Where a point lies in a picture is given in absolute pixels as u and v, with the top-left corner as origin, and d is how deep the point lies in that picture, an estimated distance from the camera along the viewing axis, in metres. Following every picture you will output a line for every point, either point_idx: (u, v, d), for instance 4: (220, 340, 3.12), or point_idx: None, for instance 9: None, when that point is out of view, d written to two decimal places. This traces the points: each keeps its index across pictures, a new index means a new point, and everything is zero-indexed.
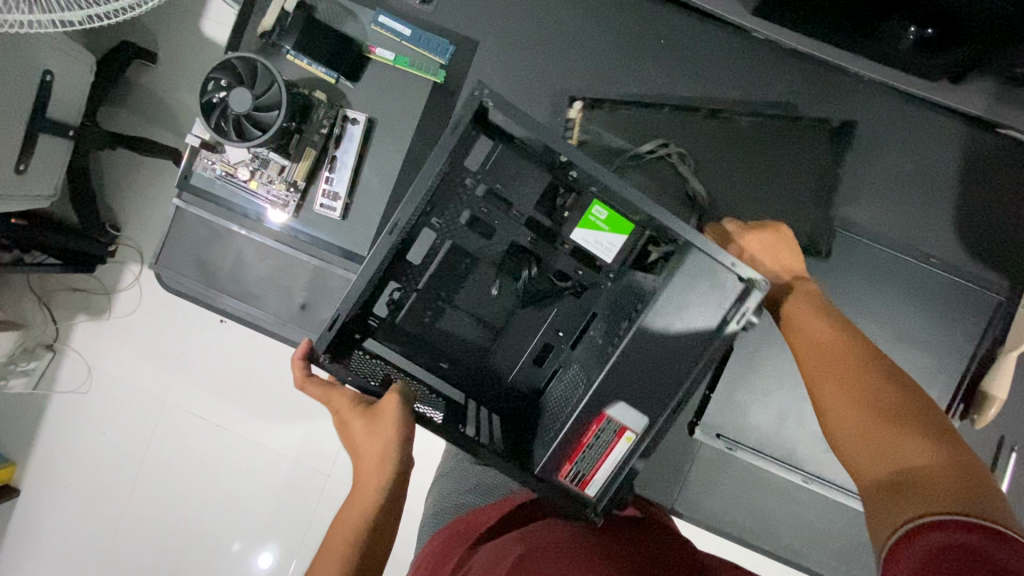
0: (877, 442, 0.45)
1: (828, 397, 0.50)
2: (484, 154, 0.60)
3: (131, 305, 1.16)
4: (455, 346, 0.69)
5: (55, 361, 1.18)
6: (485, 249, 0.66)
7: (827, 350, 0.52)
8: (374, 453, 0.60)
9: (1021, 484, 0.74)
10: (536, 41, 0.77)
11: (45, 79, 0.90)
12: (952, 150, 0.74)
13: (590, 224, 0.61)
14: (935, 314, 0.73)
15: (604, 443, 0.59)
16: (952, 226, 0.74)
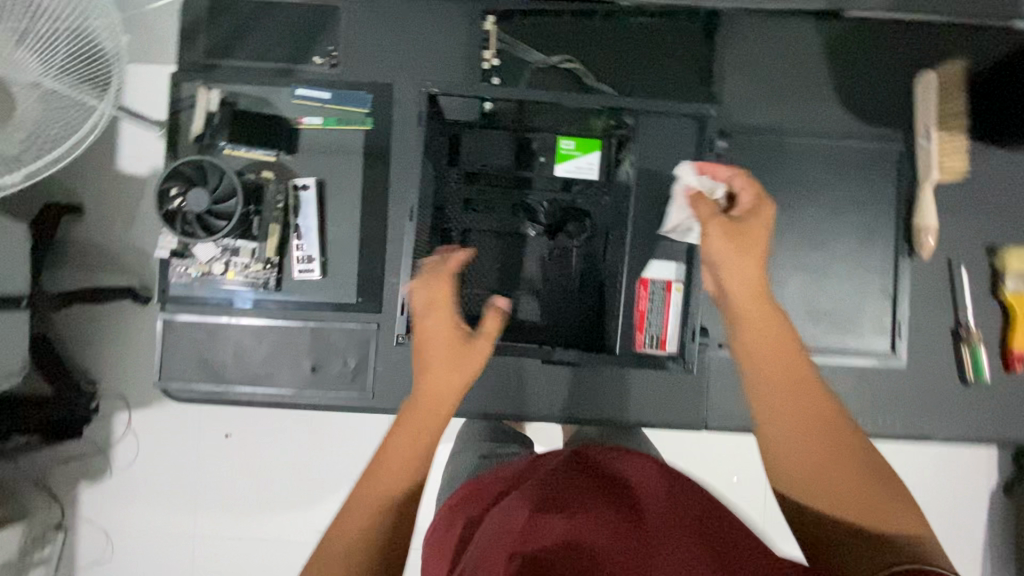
0: (829, 468, 0.47)
1: (777, 434, 0.48)
2: (461, 144, 0.84)
3: (131, 454, 1.12)
4: (508, 306, 0.85)
5: (69, 538, 1.12)
6: (498, 221, 0.85)
7: (767, 377, 0.50)
8: (451, 380, 0.58)
9: (978, 293, 0.85)
10: (440, 65, 0.84)
11: None
12: (814, 41, 0.86)
13: (565, 156, 0.82)
14: (848, 179, 0.85)
15: (658, 296, 0.79)
16: (837, 103, 0.85)
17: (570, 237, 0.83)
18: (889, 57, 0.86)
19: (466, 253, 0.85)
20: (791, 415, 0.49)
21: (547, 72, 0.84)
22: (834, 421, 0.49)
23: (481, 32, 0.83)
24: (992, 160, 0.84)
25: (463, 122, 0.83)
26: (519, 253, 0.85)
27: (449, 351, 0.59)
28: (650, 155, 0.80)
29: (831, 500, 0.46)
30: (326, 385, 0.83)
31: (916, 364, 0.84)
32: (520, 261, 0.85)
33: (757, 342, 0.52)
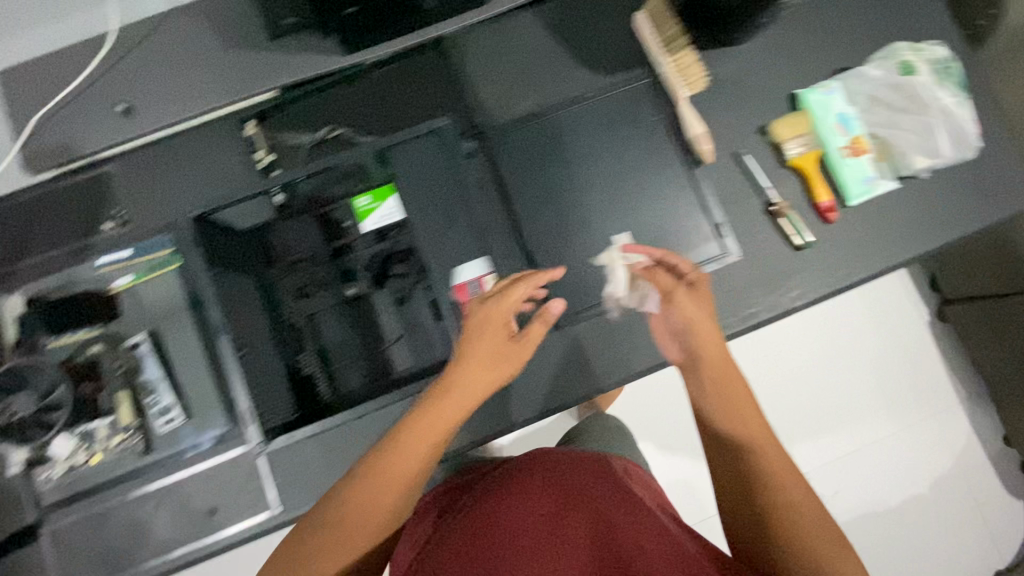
0: (803, 506, 0.59)
1: (764, 461, 0.61)
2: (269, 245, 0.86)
3: None
4: (378, 365, 0.86)
5: None
6: (334, 295, 0.87)
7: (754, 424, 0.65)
8: (482, 376, 0.68)
9: (771, 168, 0.92)
10: (220, 180, 0.87)
11: None
12: (537, 26, 0.94)
13: (366, 211, 0.86)
14: (618, 126, 0.93)
15: (478, 295, 0.83)
16: (582, 68, 0.94)
17: (401, 278, 0.87)
18: (604, 11, 0.95)
19: (321, 334, 0.86)
20: (768, 450, 0.63)
21: (320, 147, 0.88)
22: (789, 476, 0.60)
23: (247, 139, 0.88)
24: (724, 60, 0.94)
25: (259, 225, 0.86)
26: (368, 312, 0.87)
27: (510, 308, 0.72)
28: (418, 180, 0.85)
29: (793, 524, 0.57)
30: (233, 520, 0.81)
31: (750, 250, 0.91)
32: (374, 317, 0.87)
33: (719, 383, 0.69)
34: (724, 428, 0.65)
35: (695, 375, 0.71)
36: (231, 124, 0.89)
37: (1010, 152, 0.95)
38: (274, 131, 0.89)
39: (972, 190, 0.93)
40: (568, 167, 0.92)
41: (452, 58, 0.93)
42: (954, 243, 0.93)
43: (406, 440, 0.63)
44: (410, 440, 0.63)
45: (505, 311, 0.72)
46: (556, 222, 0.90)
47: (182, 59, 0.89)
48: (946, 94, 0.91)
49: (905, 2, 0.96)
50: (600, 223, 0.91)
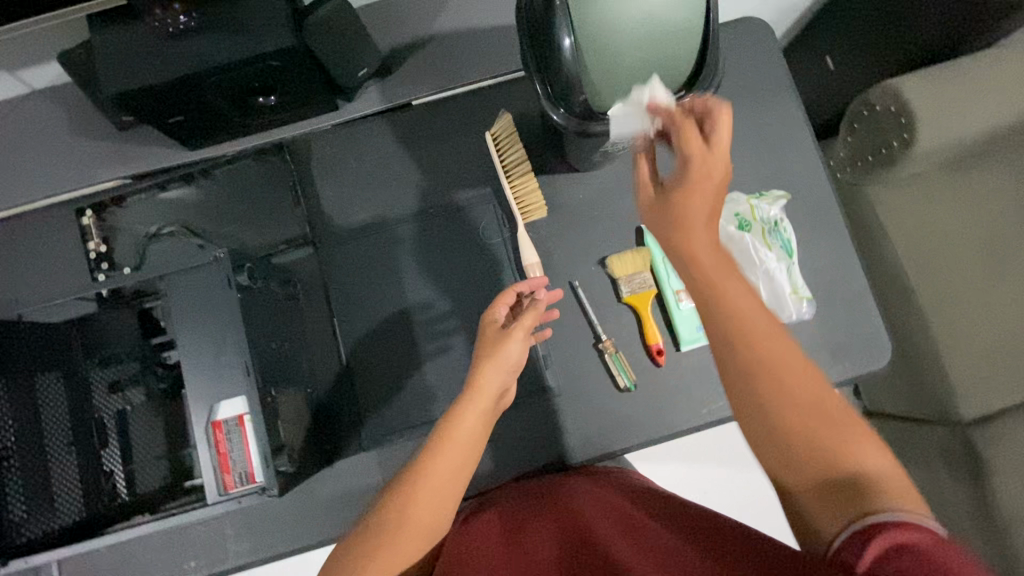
0: (805, 410, 0.56)
1: (762, 369, 0.57)
2: (86, 339, 0.87)
3: None
4: (175, 469, 0.86)
5: None
6: (145, 393, 0.88)
7: (762, 324, 0.57)
8: (470, 429, 0.72)
9: (606, 302, 0.90)
10: (55, 265, 0.90)
11: None
12: (387, 134, 0.93)
13: None
14: (458, 243, 0.92)
15: (236, 441, 0.69)
16: (428, 182, 0.93)
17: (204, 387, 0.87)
18: (458, 123, 0.93)
19: (125, 431, 0.87)
20: (778, 341, 0.57)
21: (152, 242, 0.90)
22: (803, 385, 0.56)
23: (82, 228, 0.89)
24: (575, 185, 0.92)
25: (74, 321, 0.87)
26: (175, 412, 0.88)
27: (503, 341, 0.77)
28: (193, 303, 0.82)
29: (780, 434, 0.56)
30: None
31: (569, 386, 0.89)
32: (181, 418, 0.88)
33: (741, 310, 0.57)
34: (756, 347, 0.57)
35: (718, 294, 0.57)
36: (71, 211, 0.90)
37: (871, 308, 0.88)
38: (111, 222, 0.90)
39: (821, 346, 0.87)
40: (400, 281, 0.91)
41: (298, 161, 0.94)
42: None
43: (421, 489, 0.68)
44: (435, 470, 0.69)
45: (506, 348, 0.76)
46: (378, 338, 0.89)
47: (24, 140, 0.89)
48: (763, 244, 0.86)
49: (772, 141, 0.92)
50: (425, 342, 0.89)
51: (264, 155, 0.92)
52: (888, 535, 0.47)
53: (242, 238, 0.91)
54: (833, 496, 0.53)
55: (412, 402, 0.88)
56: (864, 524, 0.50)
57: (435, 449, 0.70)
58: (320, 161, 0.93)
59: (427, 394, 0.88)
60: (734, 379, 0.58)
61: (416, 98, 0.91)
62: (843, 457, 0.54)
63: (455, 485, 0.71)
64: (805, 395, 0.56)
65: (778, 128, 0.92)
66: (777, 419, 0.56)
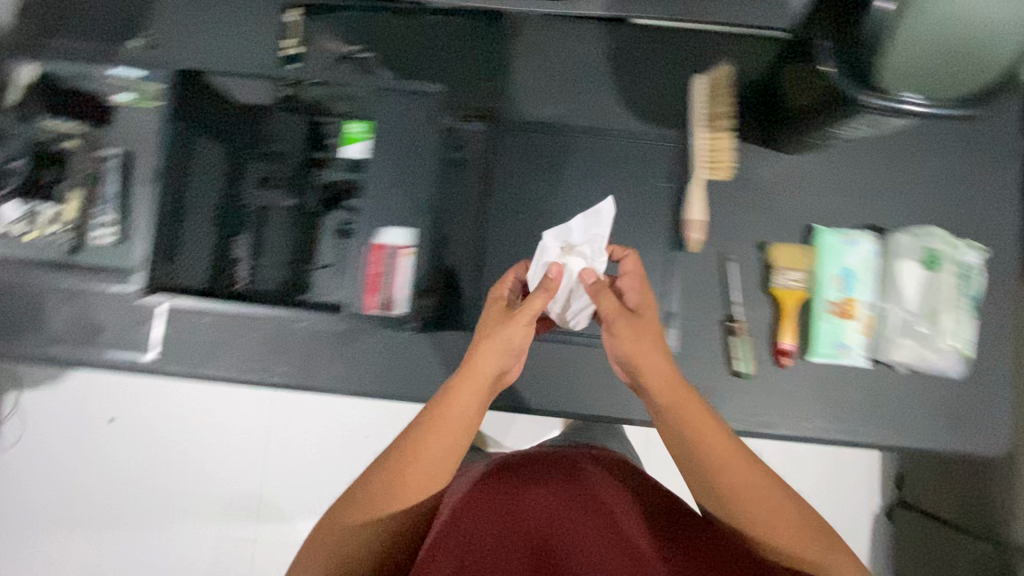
0: (774, 517, 0.60)
1: (728, 489, 0.60)
2: (258, 126, 0.89)
3: (97, 396, 1.62)
4: (298, 279, 0.88)
5: (56, 455, 1.62)
6: (289, 198, 0.89)
7: (730, 444, 0.62)
8: (468, 403, 0.63)
9: (750, 285, 0.87)
10: (244, 48, 0.90)
11: None
12: (603, 42, 0.90)
13: (350, 138, 0.88)
14: (631, 173, 0.89)
15: (390, 263, 0.85)
16: (623, 104, 0.90)
17: (350, 211, 0.87)
18: (673, 58, 0.89)
19: (262, 226, 0.89)
20: (754, 490, 0.60)
21: (342, 61, 0.89)
22: (788, 505, 0.60)
23: (285, 26, 0.90)
24: (768, 161, 0.87)
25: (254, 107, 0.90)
26: (311, 228, 0.88)
27: (523, 321, 0.66)
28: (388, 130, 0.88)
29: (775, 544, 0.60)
30: (111, 345, 0.86)
31: (684, 351, 0.87)
32: (314, 238, 0.88)
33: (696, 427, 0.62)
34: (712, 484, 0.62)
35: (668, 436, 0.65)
36: (277, 5, 0.91)
37: (1007, 393, 0.85)
38: (310, 28, 0.90)
39: (940, 412, 0.85)
40: (561, 188, 0.89)
41: (502, 35, 0.90)
42: (880, 450, 0.87)
43: (396, 469, 0.60)
44: (431, 446, 0.60)
45: (519, 327, 0.66)
46: (520, 236, 0.87)
47: None
48: (915, 310, 0.83)
49: (976, 194, 0.87)
50: None
51: (474, 19, 0.91)
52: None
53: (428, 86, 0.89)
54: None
55: (530, 308, 0.87)
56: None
57: (427, 423, 0.62)
58: (523, 39, 0.90)
59: None
60: (711, 489, 0.62)
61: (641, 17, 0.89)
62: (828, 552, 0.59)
63: (448, 465, 0.62)
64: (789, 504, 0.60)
65: (985, 185, 0.87)
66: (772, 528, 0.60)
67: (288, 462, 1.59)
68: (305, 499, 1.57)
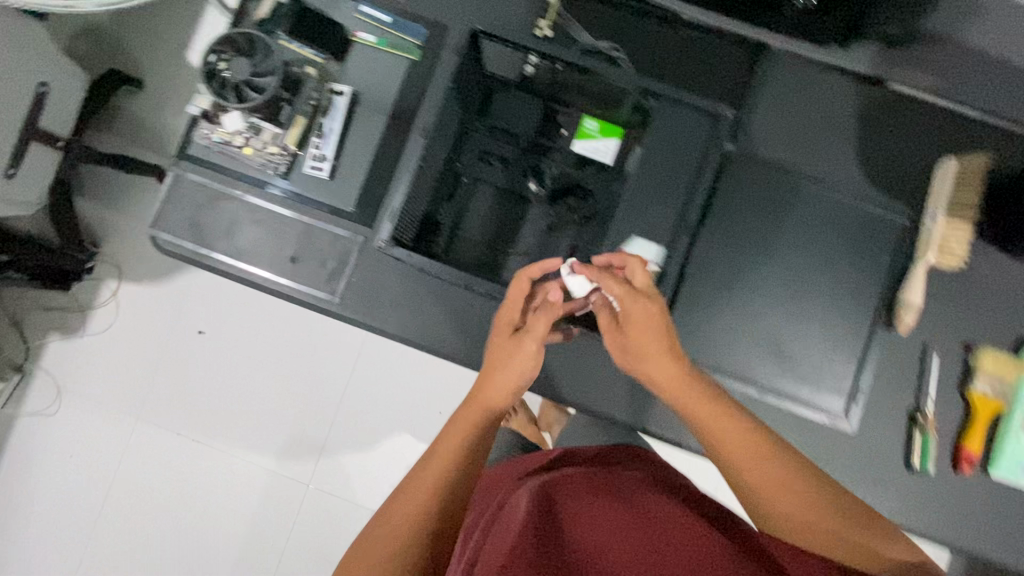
0: (762, 483, 0.61)
1: (725, 454, 0.63)
2: (498, 102, 0.88)
3: (192, 303, 1.62)
4: (497, 261, 0.87)
5: (138, 351, 1.62)
6: (506, 177, 0.88)
7: (705, 400, 0.65)
8: (464, 436, 0.64)
9: (943, 381, 0.85)
10: (494, 18, 0.89)
11: (40, 89, 1.23)
12: (850, 100, 0.88)
13: (585, 134, 0.85)
14: (851, 238, 0.86)
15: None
16: (857, 166, 0.87)
17: (570, 208, 0.86)
18: (914, 134, 0.88)
19: (471, 198, 0.88)
20: (765, 468, 0.61)
21: (593, 54, 0.86)
22: (776, 459, 0.62)
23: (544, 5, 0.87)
24: (989, 261, 0.85)
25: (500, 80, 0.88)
26: (519, 212, 0.88)
27: (512, 338, 0.69)
28: (658, 145, 0.78)
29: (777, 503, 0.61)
30: (300, 277, 0.86)
31: (863, 433, 0.84)
32: (517, 224, 0.89)
33: (684, 389, 0.65)
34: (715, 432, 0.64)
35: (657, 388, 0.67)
36: None
37: None
38: (568, 14, 0.87)
39: None
40: (776, 236, 0.86)
41: (755, 68, 0.88)
42: None
43: (427, 478, 0.60)
44: (434, 469, 0.61)
45: (526, 355, 0.68)
46: (722, 272, 0.86)
47: None
48: None
49: None
50: (761, 303, 0.86)
51: (733, 45, 0.87)
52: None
53: None
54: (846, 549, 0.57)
55: (717, 348, 0.85)
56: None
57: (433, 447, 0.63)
58: (773, 75, 0.88)
59: (734, 349, 0.85)
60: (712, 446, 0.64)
61: (901, 84, 0.86)
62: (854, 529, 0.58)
63: (465, 472, 0.62)
64: (763, 463, 0.61)
65: None
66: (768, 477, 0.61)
67: (356, 408, 1.60)
68: (370, 458, 1.57)
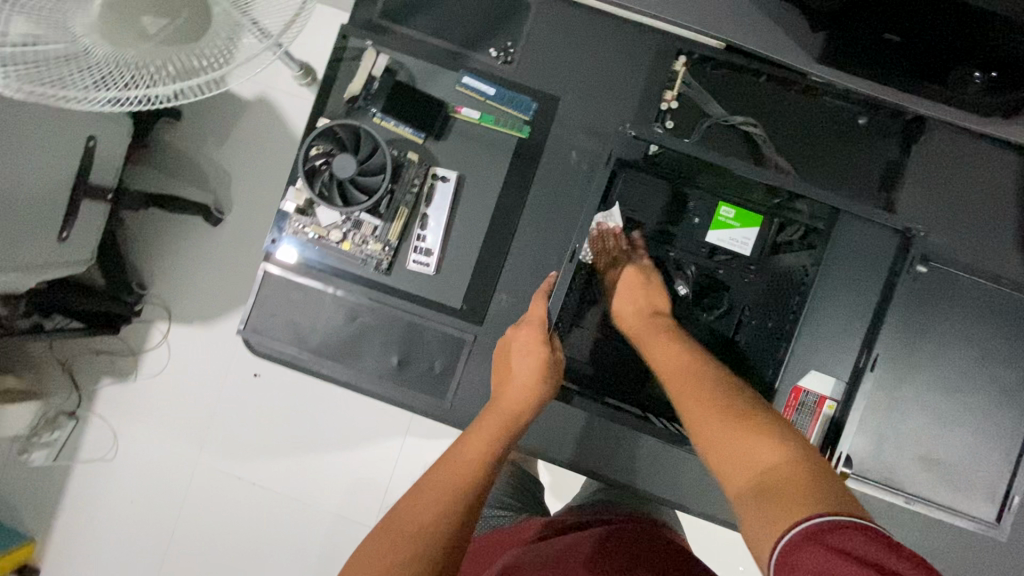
0: (722, 441, 0.51)
1: (697, 420, 0.54)
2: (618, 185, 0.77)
3: (200, 361, 1.10)
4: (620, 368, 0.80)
5: (125, 432, 1.11)
6: None
7: (680, 374, 0.60)
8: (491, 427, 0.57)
9: None
10: (610, 90, 0.80)
11: (90, 144, 0.89)
12: (1012, 176, 0.79)
13: (721, 224, 0.76)
14: (1015, 332, 0.78)
15: (808, 411, 0.73)
16: (1018, 250, 0.79)
17: (701, 309, 0.77)
18: None
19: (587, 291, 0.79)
20: (698, 395, 0.56)
21: (722, 127, 0.80)
22: (733, 399, 0.53)
23: (671, 72, 0.79)
24: None
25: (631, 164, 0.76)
26: None
27: (529, 337, 0.64)
28: (833, 268, 0.74)
29: (733, 459, 0.49)
30: (407, 382, 0.80)
31: (1009, 540, 0.80)
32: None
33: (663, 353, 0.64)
34: (684, 399, 0.57)
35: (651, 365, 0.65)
36: (662, 46, 0.79)
37: None
38: (696, 82, 0.80)
39: None
40: (936, 333, 0.78)
41: (908, 145, 0.80)
42: None
43: (438, 471, 0.52)
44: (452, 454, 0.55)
45: (529, 338, 0.64)
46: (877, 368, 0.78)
47: None
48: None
49: None
50: (912, 405, 0.78)
51: (883, 116, 0.80)
52: (820, 529, 0.38)
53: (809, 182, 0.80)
54: (778, 500, 0.43)
55: (865, 454, 0.78)
56: (809, 522, 0.39)
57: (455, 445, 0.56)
58: (928, 147, 0.79)
59: (882, 456, 0.78)
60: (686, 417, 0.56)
61: None
62: (795, 469, 0.45)
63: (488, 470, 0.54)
64: (732, 405, 0.53)
65: None
66: (718, 427, 0.52)
67: None
68: None
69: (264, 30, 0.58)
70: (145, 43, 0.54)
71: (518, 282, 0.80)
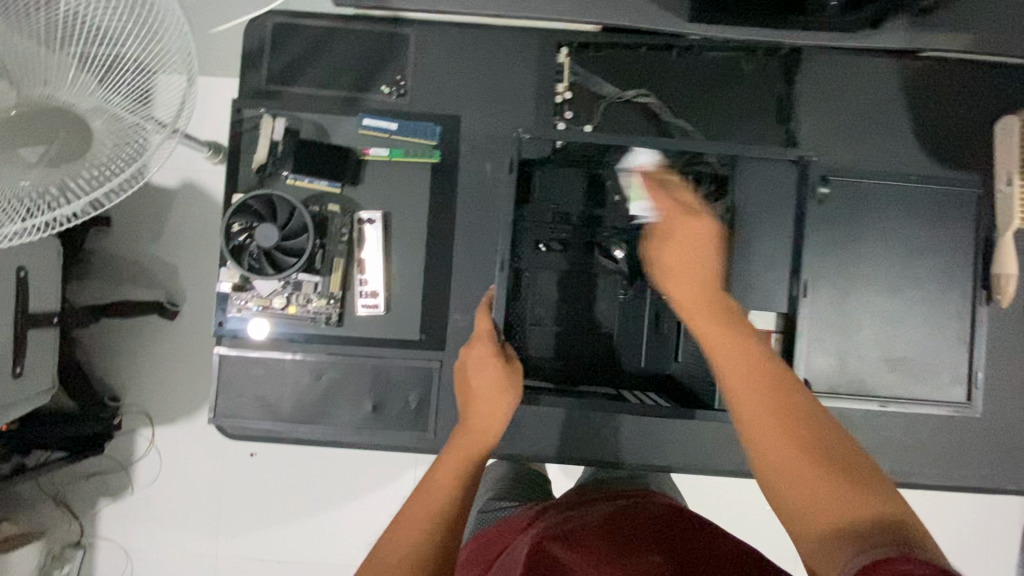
0: (786, 455, 0.47)
1: (758, 420, 0.50)
2: (536, 184, 0.80)
3: (191, 460, 1.08)
4: (586, 352, 0.83)
5: (137, 548, 1.08)
6: (567, 260, 0.82)
7: (740, 363, 0.54)
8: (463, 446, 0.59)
9: None
10: (505, 97, 0.82)
11: (21, 275, 0.86)
12: (893, 81, 0.84)
13: None
14: (937, 222, 0.82)
15: None
16: (918, 147, 0.84)
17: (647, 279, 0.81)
18: (964, 99, 0.84)
19: (534, 288, 0.82)
20: (759, 395, 0.51)
21: (617, 104, 0.83)
22: (809, 413, 0.49)
23: (556, 66, 0.83)
24: None
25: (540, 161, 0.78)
26: (591, 294, 0.83)
27: (484, 350, 0.66)
28: (756, 208, 0.76)
29: (798, 473, 0.46)
30: (388, 425, 0.81)
31: (984, 412, 0.84)
32: (590, 304, 0.83)
33: (714, 333, 0.59)
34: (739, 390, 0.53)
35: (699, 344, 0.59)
36: (541, 45, 0.82)
37: None
38: (583, 68, 0.83)
39: None
40: (865, 242, 0.81)
41: (791, 77, 0.84)
42: None
43: (419, 494, 0.53)
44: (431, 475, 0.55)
45: (484, 352, 0.66)
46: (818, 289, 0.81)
47: None
48: None
49: None
50: (863, 314, 0.82)
51: (763, 55, 0.84)
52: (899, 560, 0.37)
53: (711, 135, 0.83)
54: (860, 540, 0.41)
55: (831, 371, 0.81)
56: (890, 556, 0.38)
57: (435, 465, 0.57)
58: (812, 74, 0.84)
59: (848, 369, 0.82)
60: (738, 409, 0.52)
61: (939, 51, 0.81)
62: (875, 506, 0.43)
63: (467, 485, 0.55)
64: (803, 421, 0.49)
65: None
66: (785, 438, 0.48)
67: None
68: None
69: (159, 120, 0.59)
70: (33, 171, 0.55)
71: (468, 300, 0.82)
